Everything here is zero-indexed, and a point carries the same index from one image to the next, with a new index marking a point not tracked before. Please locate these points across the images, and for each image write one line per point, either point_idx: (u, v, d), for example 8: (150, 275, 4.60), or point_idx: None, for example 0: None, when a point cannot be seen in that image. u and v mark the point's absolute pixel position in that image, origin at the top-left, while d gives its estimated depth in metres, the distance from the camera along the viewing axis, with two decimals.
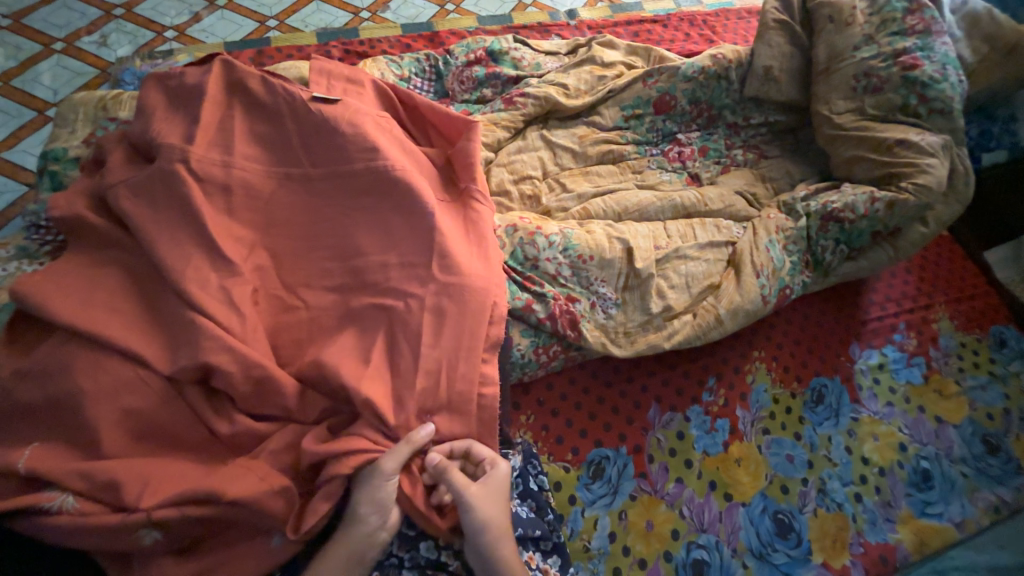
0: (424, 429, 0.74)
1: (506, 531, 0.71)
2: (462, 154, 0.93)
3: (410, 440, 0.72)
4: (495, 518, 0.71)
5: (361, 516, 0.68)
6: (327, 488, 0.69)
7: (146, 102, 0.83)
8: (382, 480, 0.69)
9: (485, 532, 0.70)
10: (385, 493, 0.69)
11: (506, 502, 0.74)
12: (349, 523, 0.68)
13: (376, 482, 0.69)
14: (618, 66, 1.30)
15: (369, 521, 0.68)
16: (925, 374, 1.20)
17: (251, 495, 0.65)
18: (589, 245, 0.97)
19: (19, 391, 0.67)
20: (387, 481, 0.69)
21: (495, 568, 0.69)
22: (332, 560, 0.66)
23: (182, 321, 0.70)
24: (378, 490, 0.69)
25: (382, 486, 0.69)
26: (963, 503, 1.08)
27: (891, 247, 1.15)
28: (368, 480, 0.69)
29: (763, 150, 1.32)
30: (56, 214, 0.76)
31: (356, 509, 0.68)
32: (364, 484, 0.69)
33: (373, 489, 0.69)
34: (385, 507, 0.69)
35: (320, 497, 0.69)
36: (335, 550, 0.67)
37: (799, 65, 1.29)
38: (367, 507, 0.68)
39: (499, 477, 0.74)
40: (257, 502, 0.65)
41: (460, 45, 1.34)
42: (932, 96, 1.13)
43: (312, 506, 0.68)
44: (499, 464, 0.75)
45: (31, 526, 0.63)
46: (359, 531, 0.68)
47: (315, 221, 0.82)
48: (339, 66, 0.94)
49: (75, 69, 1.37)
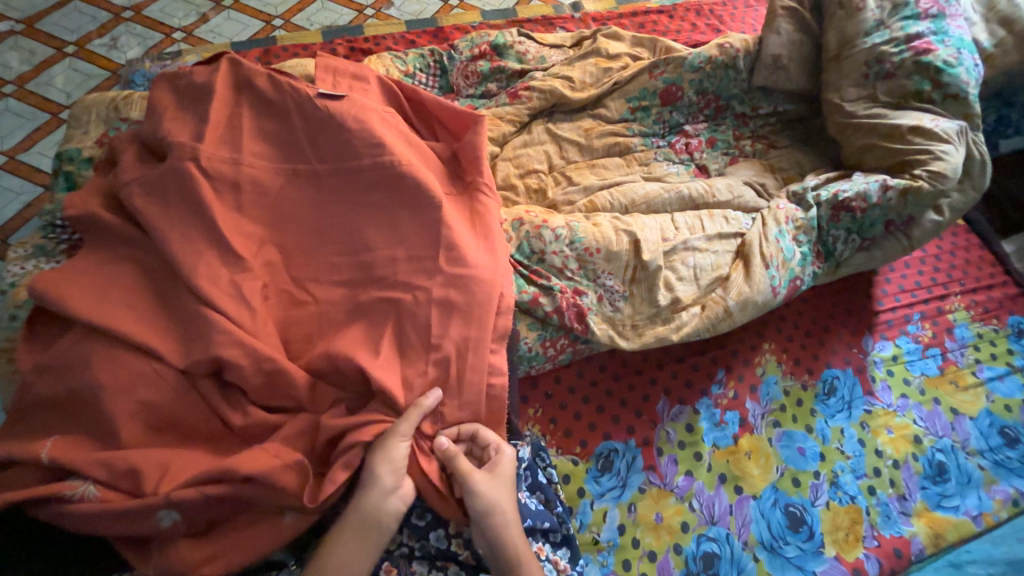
0: (431, 394, 0.75)
1: (513, 516, 0.72)
2: (468, 148, 0.93)
3: (418, 404, 0.73)
4: (501, 503, 0.72)
5: (376, 477, 0.69)
6: (345, 458, 0.70)
7: (156, 102, 0.85)
8: (395, 451, 0.70)
9: (492, 517, 0.71)
10: (399, 454, 0.70)
11: (512, 487, 0.75)
12: (364, 488, 0.68)
13: (389, 444, 0.70)
14: (623, 57, 1.29)
15: (384, 482, 0.69)
16: (940, 366, 1.18)
17: (267, 471, 0.66)
18: (595, 237, 0.97)
19: (39, 385, 0.68)
20: (400, 442, 0.71)
21: (502, 552, 0.70)
22: (349, 526, 0.66)
23: (194, 315, 0.71)
24: (392, 452, 0.70)
25: (395, 447, 0.70)
26: (980, 495, 1.06)
27: (905, 237, 1.13)
28: (381, 444, 0.71)
29: (772, 140, 1.30)
30: (72, 213, 0.78)
31: (370, 473, 0.69)
32: (377, 448, 0.70)
33: (387, 452, 0.70)
34: (399, 469, 0.70)
35: (337, 467, 0.70)
36: (350, 518, 0.67)
37: (809, 53, 1.26)
38: (383, 467, 0.69)
39: (505, 463, 0.75)
40: (273, 475, 0.66)
41: (464, 40, 1.34)
42: (947, 81, 1.10)
43: (330, 475, 0.69)
44: (504, 449, 0.76)
45: (54, 514, 0.65)
46: (374, 494, 0.68)
47: (322, 216, 0.83)
48: (345, 64, 0.95)
49: (87, 71, 1.40)
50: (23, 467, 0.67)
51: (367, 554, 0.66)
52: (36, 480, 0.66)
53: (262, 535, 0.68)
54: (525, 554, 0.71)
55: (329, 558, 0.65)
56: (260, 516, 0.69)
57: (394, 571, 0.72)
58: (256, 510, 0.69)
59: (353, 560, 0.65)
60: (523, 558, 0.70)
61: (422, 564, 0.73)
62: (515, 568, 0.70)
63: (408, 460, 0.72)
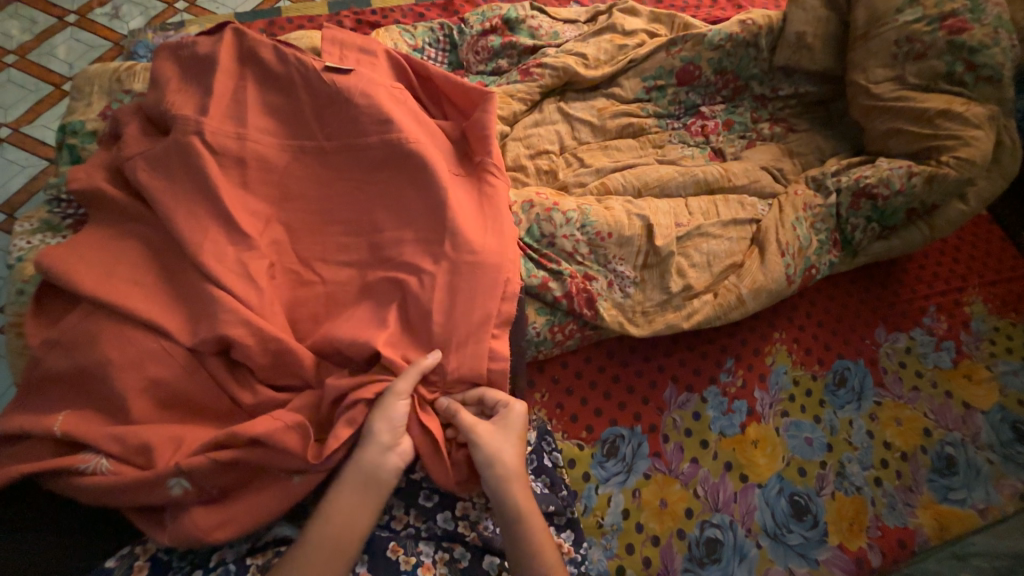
0: (432, 354, 0.74)
1: (516, 470, 0.72)
2: (478, 127, 0.90)
3: (417, 363, 0.73)
4: (505, 455, 0.72)
5: (375, 435, 0.69)
6: (348, 415, 0.70)
7: (160, 73, 0.83)
8: (394, 402, 0.70)
9: (497, 463, 0.71)
10: (397, 412, 0.70)
11: (521, 441, 0.75)
12: (362, 445, 0.69)
13: (387, 402, 0.70)
14: (640, 34, 1.25)
15: (382, 439, 0.69)
16: (954, 359, 1.16)
17: (268, 430, 0.67)
18: (607, 220, 0.95)
19: (49, 359, 0.68)
20: (400, 400, 0.70)
21: (503, 504, 0.71)
22: (347, 483, 0.67)
23: (201, 293, 0.71)
24: (390, 410, 0.70)
25: (394, 405, 0.70)
26: (988, 489, 1.04)
27: (927, 227, 1.09)
28: (380, 404, 0.70)
29: (792, 123, 1.25)
30: (78, 186, 0.77)
31: (368, 429, 0.69)
32: (377, 406, 0.70)
33: (385, 409, 0.70)
34: (397, 427, 0.70)
35: (340, 424, 0.69)
36: (349, 474, 0.68)
37: (835, 31, 1.21)
38: (381, 425, 0.69)
39: (513, 420, 0.74)
40: (273, 435, 0.66)
41: (475, 13, 1.29)
42: (981, 62, 1.05)
43: (334, 432, 0.69)
44: (513, 405, 0.75)
45: (67, 487, 0.65)
46: (371, 452, 0.68)
47: (329, 195, 0.81)
48: (352, 36, 0.92)
49: (89, 42, 1.37)
50: (35, 441, 0.67)
51: (369, 511, 0.67)
52: (49, 452, 0.67)
53: (273, 502, 0.69)
54: (526, 506, 0.71)
55: (329, 517, 0.65)
56: (271, 489, 0.70)
57: (402, 551, 0.72)
58: (264, 474, 0.70)
59: (353, 518, 0.66)
60: (524, 510, 0.71)
61: (428, 545, 0.74)
62: (514, 520, 0.70)
63: (408, 419, 0.72)
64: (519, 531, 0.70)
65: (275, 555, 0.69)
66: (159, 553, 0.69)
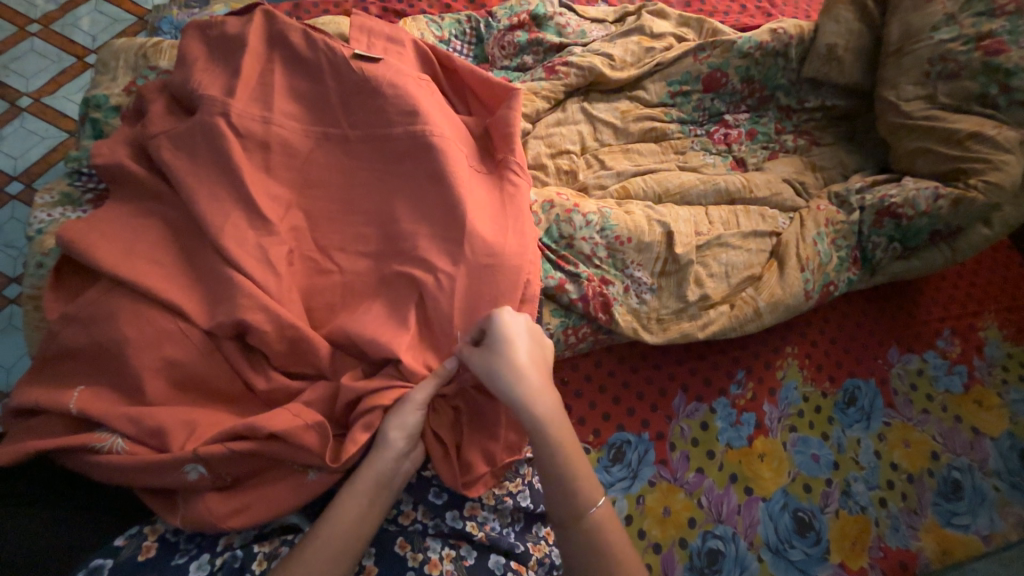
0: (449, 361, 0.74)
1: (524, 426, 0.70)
2: (502, 123, 0.89)
3: (436, 372, 0.73)
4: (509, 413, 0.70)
5: (391, 442, 0.69)
6: (363, 420, 0.70)
7: (188, 52, 0.82)
8: (412, 411, 0.71)
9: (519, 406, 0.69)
10: (414, 420, 0.71)
11: (514, 348, 0.71)
12: (377, 451, 0.69)
13: (406, 410, 0.71)
14: (668, 38, 1.23)
15: (399, 446, 0.70)
16: (966, 384, 1.15)
17: (286, 421, 0.67)
18: (627, 225, 0.95)
19: (66, 334, 0.68)
20: (417, 409, 0.71)
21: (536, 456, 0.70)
22: (360, 486, 0.67)
23: (221, 277, 0.70)
24: (407, 418, 0.70)
25: (412, 414, 0.71)
26: (992, 516, 1.04)
27: (949, 249, 1.08)
28: (397, 411, 0.71)
29: (816, 136, 1.24)
30: (101, 161, 0.77)
31: (384, 435, 0.70)
32: (394, 413, 0.71)
33: (403, 418, 0.70)
34: (412, 434, 0.71)
35: (356, 426, 0.70)
36: (362, 478, 0.68)
37: (866, 45, 1.19)
38: (397, 433, 0.70)
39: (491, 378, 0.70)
40: (293, 429, 0.66)
41: (503, 7, 1.28)
42: (1016, 86, 1.03)
43: (352, 435, 0.69)
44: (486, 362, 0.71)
45: (81, 464, 0.66)
46: (388, 458, 0.69)
47: (352, 184, 0.81)
48: (380, 24, 0.91)
49: (113, 15, 1.36)
50: (50, 416, 0.67)
51: (377, 515, 0.67)
52: (64, 428, 0.67)
53: (286, 491, 0.69)
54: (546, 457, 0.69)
55: (337, 519, 0.65)
56: (282, 475, 0.70)
57: (409, 546, 0.72)
58: (278, 467, 0.71)
59: (363, 521, 0.66)
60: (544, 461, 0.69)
61: (435, 540, 0.74)
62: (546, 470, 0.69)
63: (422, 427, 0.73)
64: (538, 442, 0.69)
65: (281, 544, 0.70)
66: (167, 534, 0.69)
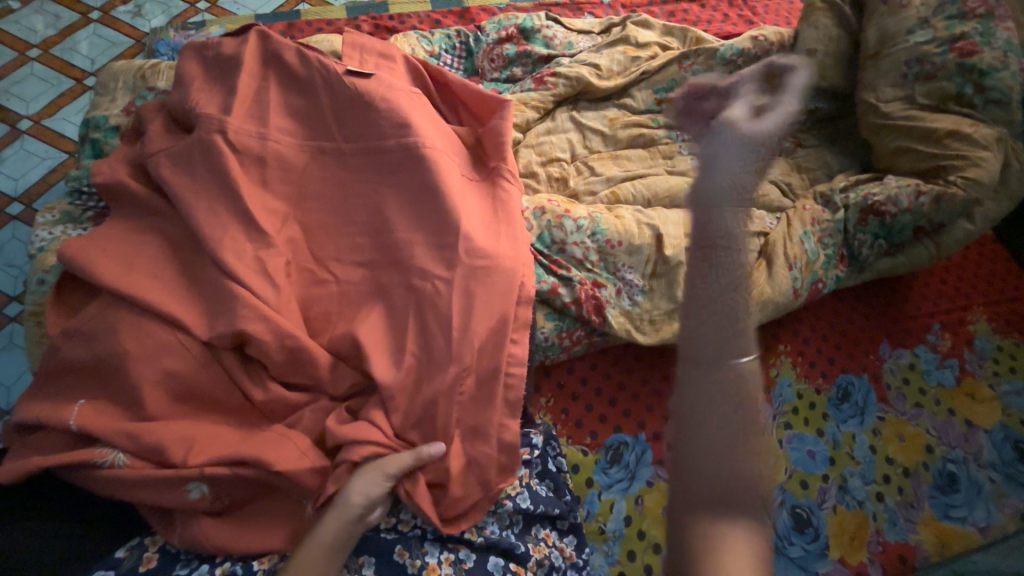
0: (434, 446, 0.73)
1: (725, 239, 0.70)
2: (494, 133, 0.92)
3: (416, 449, 0.73)
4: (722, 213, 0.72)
5: (350, 505, 0.68)
6: (334, 474, 0.71)
7: (184, 73, 0.84)
8: (379, 479, 0.70)
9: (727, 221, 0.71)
10: (378, 491, 0.70)
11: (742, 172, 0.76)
12: (334, 513, 0.68)
13: (374, 476, 0.70)
14: (652, 47, 1.27)
15: (358, 511, 0.68)
16: (958, 377, 1.17)
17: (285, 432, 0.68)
18: (617, 229, 0.97)
19: (66, 349, 0.69)
20: (385, 479, 0.70)
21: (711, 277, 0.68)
22: (313, 547, 0.66)
23: (219, 290, 0.72)
24: (373, 485, 0.70)
25: (379, 481, 0.70)
26: (989, 508, 1.04)
27: (933, 244, 1.10)
28: (365, 474, 0.70)
29: (801, 138, 1.26)
30: (101, 180, 0.79)
31: (346, 498, 0.68)
32: (361, 476, 0.70)
33: (368, 483, 0.70)
34: (372, 501, 0.69)
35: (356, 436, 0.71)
36: (316, 538, 0.66)
37: (844, 49, 1.23)
38: (359, 497, 0.69)
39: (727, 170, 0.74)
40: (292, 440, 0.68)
41: (492, 22, 1.32)
42: (990, 85, 1.06)
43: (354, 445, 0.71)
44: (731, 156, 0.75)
45: (83, 478, 0.66)
46: (345, 522, 0.67)
47: (346, 196, 0.83)
48: (372, 41, 0.94)
49: (111, 38, 1.39)
50: (51, 430, 0.68)
51: None
52: (64, 443, 0.68)
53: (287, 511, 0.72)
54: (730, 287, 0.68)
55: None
56: (284, 499, 0.73)
57: (407, 554, 0.74)
58: (277, 495, 0.73)
59: None
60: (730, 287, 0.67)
61: (433, 546, 0.75)
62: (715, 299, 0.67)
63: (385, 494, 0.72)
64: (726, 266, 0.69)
65: (280, 560, 0.70)
66: (167, 546, 0.70)
